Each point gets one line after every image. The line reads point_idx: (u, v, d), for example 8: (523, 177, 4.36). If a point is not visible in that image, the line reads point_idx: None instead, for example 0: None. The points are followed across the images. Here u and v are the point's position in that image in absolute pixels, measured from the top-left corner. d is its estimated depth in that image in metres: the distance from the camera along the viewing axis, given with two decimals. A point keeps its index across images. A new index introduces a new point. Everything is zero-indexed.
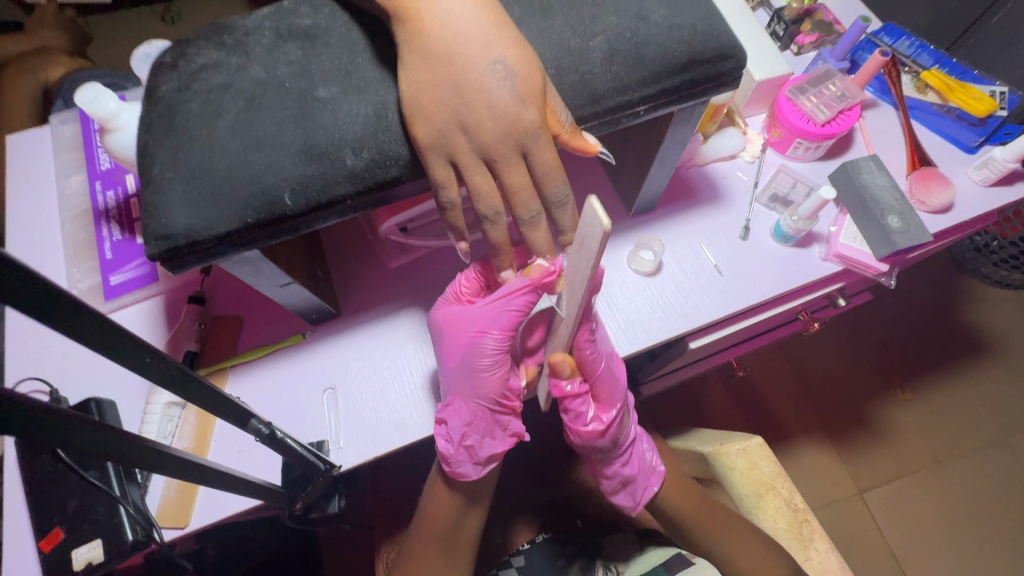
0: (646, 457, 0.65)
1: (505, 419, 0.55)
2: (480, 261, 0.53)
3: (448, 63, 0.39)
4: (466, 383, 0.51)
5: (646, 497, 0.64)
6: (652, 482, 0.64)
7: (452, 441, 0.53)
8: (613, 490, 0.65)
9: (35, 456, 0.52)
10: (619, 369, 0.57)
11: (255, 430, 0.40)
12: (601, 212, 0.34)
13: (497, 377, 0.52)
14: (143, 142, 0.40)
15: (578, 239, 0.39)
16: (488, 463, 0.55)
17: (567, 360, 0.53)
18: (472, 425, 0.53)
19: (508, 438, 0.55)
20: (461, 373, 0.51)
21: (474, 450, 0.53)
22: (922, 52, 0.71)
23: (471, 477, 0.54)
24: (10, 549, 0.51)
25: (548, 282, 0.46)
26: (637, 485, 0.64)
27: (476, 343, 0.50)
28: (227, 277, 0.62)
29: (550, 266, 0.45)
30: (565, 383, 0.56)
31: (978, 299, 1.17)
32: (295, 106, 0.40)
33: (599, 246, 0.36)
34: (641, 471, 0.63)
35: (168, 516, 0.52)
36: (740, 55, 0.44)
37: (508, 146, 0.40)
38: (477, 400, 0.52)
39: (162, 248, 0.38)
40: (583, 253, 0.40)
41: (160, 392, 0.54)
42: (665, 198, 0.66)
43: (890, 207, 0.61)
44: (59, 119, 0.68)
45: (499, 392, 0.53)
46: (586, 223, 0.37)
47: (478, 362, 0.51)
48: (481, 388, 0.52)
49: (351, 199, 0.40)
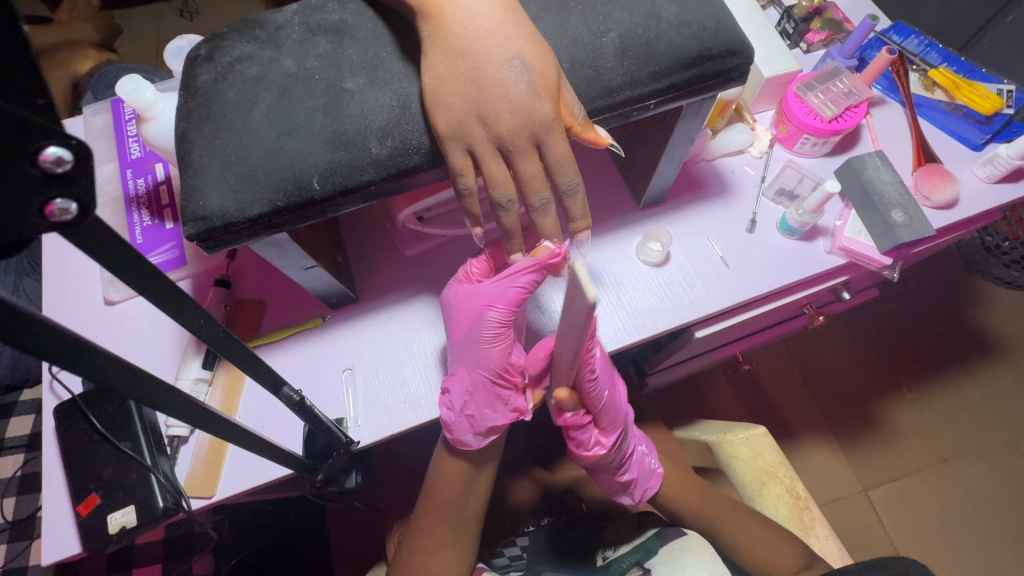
0: (646, 461, 0.66)
1: (507, 394, 0.56)
2: (491, 246, 0.56)
3: (469, 56, 0.41)
4: (470, 353, 0.54)
5: (645, 498, 0.66)
6: (653, 483, 0.66)
7: (454, 409, 0.55)
8: (616, 492, 0.66)
9: (72, 426, 0.56)
10: (618, 400, 0.60)
11: (287, 397, 0.43)
12: (588, 284, 0.34)
13: (500, 350, 0.54)
14: (182, 130, 0.43)
15: (566, 312, 0.42)
16: (488, 435, 0.57)
17: (570, 397, 0.55)
18: (473, 395, 0.55)
19: (509, 413, 0.57)
20: (466, 344, 0.54)
21: (474, 420, 0.56)
22: (931, 51, 0.73)
23: (472, 446, 0.57)
24: (49, 513, 0.54)
25: (553, 263, 0.49)
26: (638, 486, 0.65)
27: (481, 316, 0.52)
28: (251, 262, 0.65)
29: (556, 249, 0.48)
30: (567, 415, 0.59)
31: (987, 299, 1.18)
32: (325, 97, 0.43)
33: (584, 327, 0.39)
34: (642, 475, 0.65)
35: (195, 486, 0.55)
36: (748, 51, 0.45)
37: (524, 137, 0.42)
38: (479, 370, 0.54)
39: (200, 228, 0.41)
40: (572, 324, 0.42)
41: (188, 367, 0.56)
42: (673, 191, 0.68)
43: (892, 200, 0.62)
44: (92, 110, 0.71)
45: (501, 366, 0.54)
46: (573, 306, 0.40)
47: (481, 334, 0.53)
48: (483, 360, 0.54)
49: (375, 184, 0.42)
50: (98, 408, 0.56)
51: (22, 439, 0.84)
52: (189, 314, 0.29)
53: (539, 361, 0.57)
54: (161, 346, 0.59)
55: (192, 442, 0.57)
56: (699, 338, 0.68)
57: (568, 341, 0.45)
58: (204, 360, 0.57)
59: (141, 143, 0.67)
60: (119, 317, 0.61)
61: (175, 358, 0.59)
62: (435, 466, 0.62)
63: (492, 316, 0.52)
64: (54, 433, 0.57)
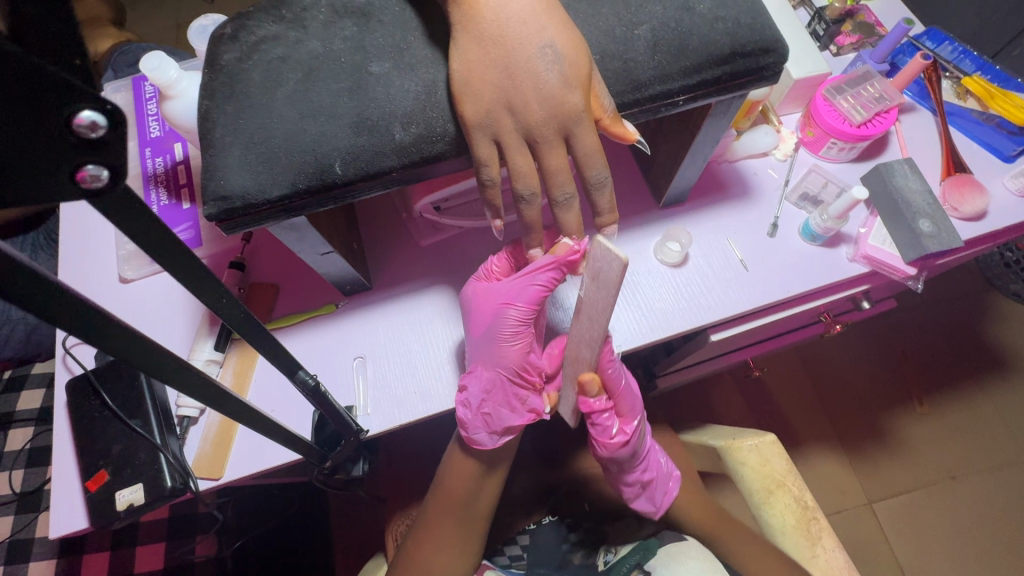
0: (663, 463, 0.67)
1: (525, 394, 0.56)
2: (512, 244, 0.55)
3: (499, 43, 0.40)
4: (489, 352, 0.53)
5: (667, 501, 0.66)
6: (671, 485, 0.66)
7: (471, 406, 0.55)
8: (634, 496, 0.65)
9: (84, 400, 0.56)
10: (637, 387, 0.60)
11: (300, 381, 0.42)
12: (615, 248, 0.38)
13: (519, 349, 0.53)
14: (206, 108, 0.43)
15: (594, 270, 0.42)
16: (504, 435, 0.56)
17: (595, 379, 0.53)
18: (491, 394, 0.55)
19: (526, 414, 0.57)
20: (485, 342, 0.53)
21: (491, 419, 0.55)
22: (965, 58, 0.71)
23: (486, 445, 0.56)
24: (59, 486, 0.54)
25: (572, 260, 0.48)
26: (656, 488, 0.65)
27: (501, 313, 0.52)
28: (265, 247, 0.65)
29: (575, 246, 0.47)
30: (593, 400, 0.58)
31: (1004, 316, 1.16)
32: (350, 80, 0.42)
33: (619, 276, 0.39)
34: (660, 475, 0.66)
35: (204, 467, 0.55)
36: (782, 49, 0.44)
37: (551, 127, 0.40)
38: (498, 369, 0.54)
39: (220, 208, 0.41)
40: (601, 285, 0.42)
41: (201, 349, 0.56)
42: (694, 191, 0.67)
43: (921, 210, 0.60)
44: (113, 88, 0.71)
45: (519, 364, 0.54)
46: (601, 259, 0.40)
47: (501, 332, 0.52)
48: (501, 359, 0.53)
49: (396, 171, 0.42)
50: (110, 385, 0.56)
51: (32, 412, 0.84)
52: (210, 293, 0.28)
53: (553, 355, 0.58)
54: (174, 328, 0.59)
55: (202, 423, 0.57)
56: (715, 341, 0.67)
57: (595, 306, 0.45)
58: (216, 342, 0.57)
59: (161, 122, 0.67)
60: (132, 296, 0.61)
61: (187, 340, 0.59)
62: (447, 461, 0.62)
63: (512, 313, 0.51)
64: (66, 408, 0.57)
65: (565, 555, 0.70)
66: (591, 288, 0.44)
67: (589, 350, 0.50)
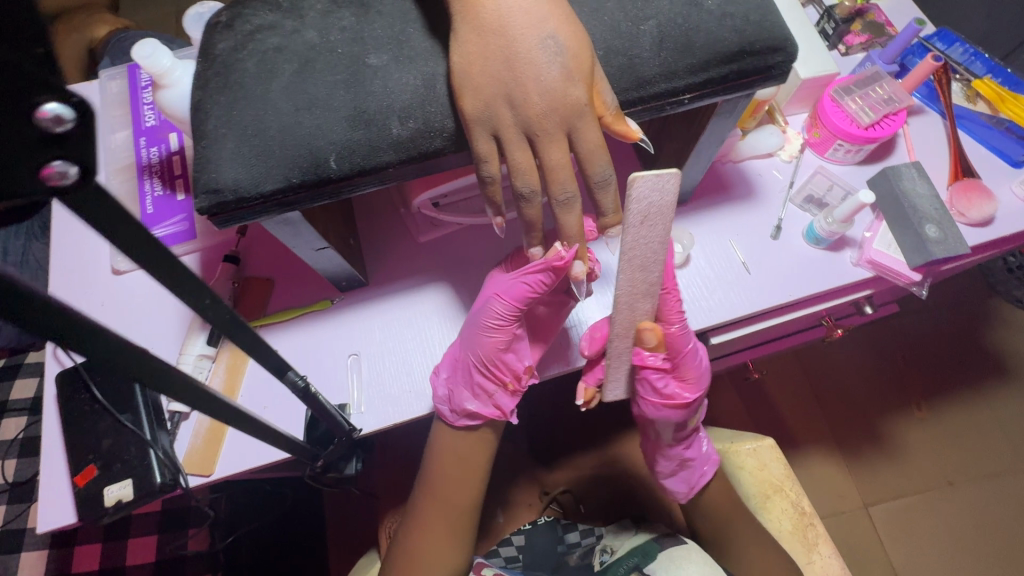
0: (704, 445, 0.63)
1: (495, 386, 0.56)
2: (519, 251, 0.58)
3: (500, 35, 0.39)
4: (467, 332, 0.56)
5: (701, 482, 0.62)
6: (709, 467, 0.62)
7: (437, 379, 0.56)
8: (667, 472, 0.62)
9: (73, 394, 0.55)
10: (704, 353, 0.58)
11: (290, 381, 0.41)
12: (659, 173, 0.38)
13: (495, 342, 0.55)
14: (198, 98, 0.41)
15: (642, 213, 0.41)
16: (464, 418, 0.57)
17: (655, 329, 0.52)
18: (458, 373, 0.56)
19: (491, 405, 0.56)
20: (468, 323, 0.56)
21: (454, 397, 0.56)
22: (976, 60, 0.70)
23: (445, 422, 0.57)
24: (47, 481, 0.53)
25: (558, 266, 0.47)
26: (693, 469, 0.61)
27: (487, 303, 0.54)
28: (260, 240, 0.63)
29: (564, 254, 0.46)
30: (648, 358, 0.55)
31: (1004, 321, 1.15)
32: (347, 71, 0.41)
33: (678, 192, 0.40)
34: (700, 456, 0.62)
35: (195, 463, 0.54)
36: (791, 48, 0.43)
37: (554, 123, 0.39)
38: (470, 350, 0.55)
39: (211, 201, 0.39)
40: (653, 220, 0.42)
41: (194, 343, 0.56)
42: (698, 191, 0.66)
43: (928, 215, 0.59)
44: (108, 74, 0.70)
45: (491, 357, 0.55)
46: (649, 192, 0.40)
47: (482, 317, 0.54)
48: (476, 341, 0.55)
49: (393, 166, 0.41)
50: (100, 379, 0.55)
51: (26, 402, 0.84)
52: (195, 292, 0.27)
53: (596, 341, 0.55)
54: (166, 322, 0.58)
55: (193, 419, 0.56)
56: (715, 344, 0.66)
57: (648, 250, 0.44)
58: (208, 336, 0.56)
59: (156, 111, 0.66)
60: (124, 289, 0.60)
61: (179, 334, 0.58)
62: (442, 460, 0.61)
63: (496, 305, 0.53)
64: (55, 401, 0.56)
65: (561, 555, 0.69)
66: (642, 232, 0.43)
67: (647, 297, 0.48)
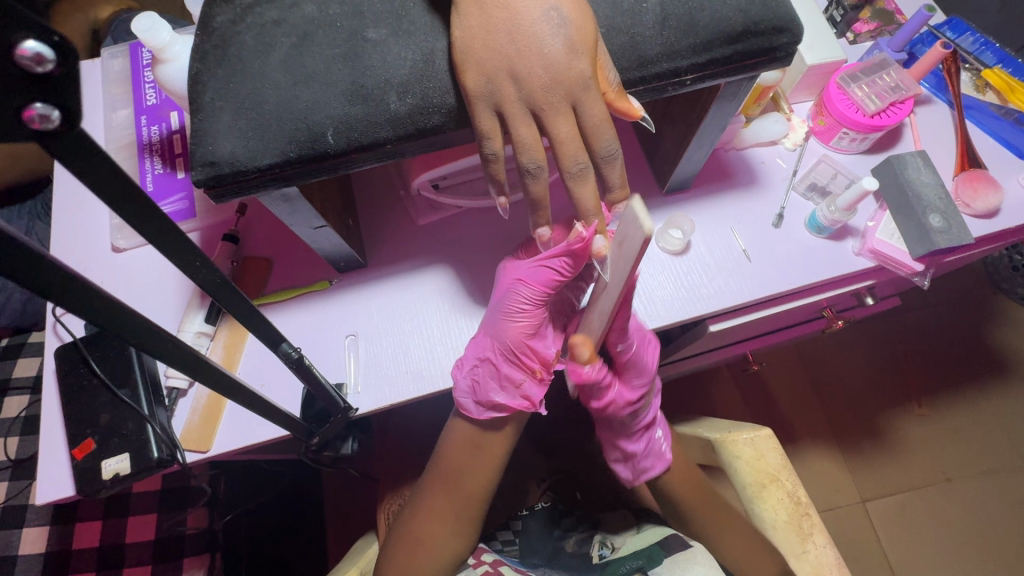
0: (658, 442, 0.67)
1: (520, 377, 0.58)
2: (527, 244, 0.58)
3: (502, 9, 0.38)
4: (493, 321, 0.56)
5: (645, 477, 0.66)
6: (655, 466, 0.65)
7: (463, 369, 0.57)
8: (615, 460, 0.69)
9: (72, 368, 0.55)
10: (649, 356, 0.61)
11: (285, 354, 0.42)
12: (643, 215, 0.35)
13: (521, 327, 0.56)
14: (197, 70, 0.41)
15: (620, 236, 0.40)
16: (491, 408, 0.58)
17: None
18: (484, 364, 0.57)
19: (517, 397, 0.58)
20: (492, 310, 0.56)
21: (480, 387, 0.57)
22: (986, 50, 0.68)
23: (470, 413, 0.58)
24: (46, 454, 0.54)
25: (579, 246, 0.46)
26: (639, 462, 0.66)
27: (512, 289, 0.55)
28: (260, 219, 0.63)
29: (584, 232, 0.44)
30: None
31: (1008, 319, 1.14)
32: (346, 45, 0.41)
33: (640, 248, 0.37)
34: (647, 452, 0.65)
35: (192, 440, 0.54)
36: (797, 30, 0.42)
37: (556, 96, 0.38)
38: (496, 339, 0.56)
39: (208, 174, 0.39)
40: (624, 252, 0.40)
41: (192, 321, 0.56)
42: (699, 177, 0.65)
43: (933, 205, 0.59)
44: (109, 53, 0.69)
45: (517, 344, 0.56)
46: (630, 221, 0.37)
47: (508, 306, 0.55)
48: (502, 330, 0.56)
49: (391, 143, 0.40)
50: (99, 354, 0.56)
51: (28, 380, 0.84)
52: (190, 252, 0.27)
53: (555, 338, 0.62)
54: (166, 301, 0.59)
55: (192, 396, 0.56)
56: (714, 332, 0.65)
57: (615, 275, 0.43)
58: (207, 314, 0.56)
59: (157, 90, 0.66)
60: (124, 267, 0.60)
61: (178, 311, 0.58)
62: (440, 444, 0.61)
63: (522, 290, 0.54)
64: (55, 376, 0.56)
65: (557, 542, 0.69)
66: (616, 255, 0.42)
67: (600, 323, 0.50)
